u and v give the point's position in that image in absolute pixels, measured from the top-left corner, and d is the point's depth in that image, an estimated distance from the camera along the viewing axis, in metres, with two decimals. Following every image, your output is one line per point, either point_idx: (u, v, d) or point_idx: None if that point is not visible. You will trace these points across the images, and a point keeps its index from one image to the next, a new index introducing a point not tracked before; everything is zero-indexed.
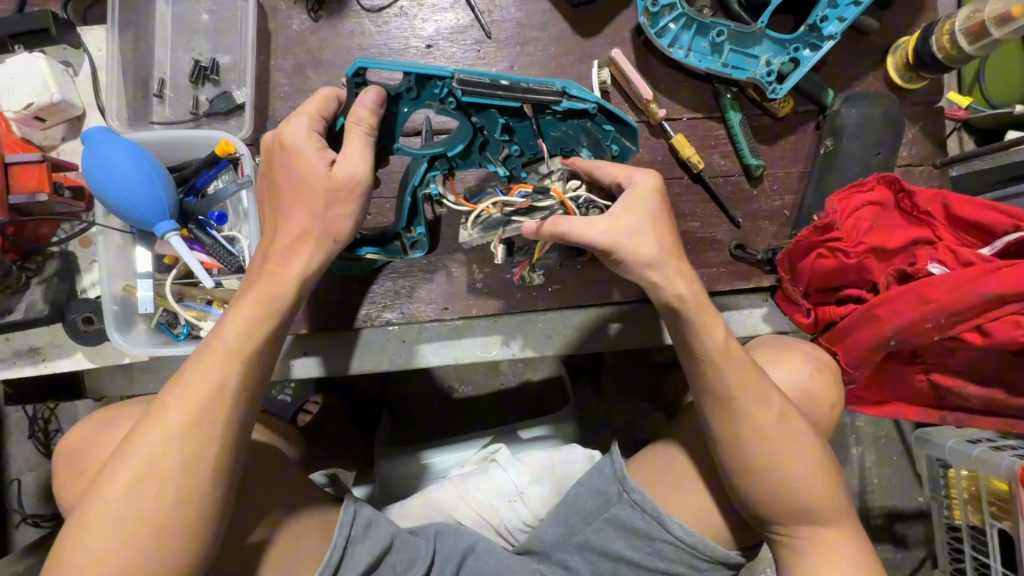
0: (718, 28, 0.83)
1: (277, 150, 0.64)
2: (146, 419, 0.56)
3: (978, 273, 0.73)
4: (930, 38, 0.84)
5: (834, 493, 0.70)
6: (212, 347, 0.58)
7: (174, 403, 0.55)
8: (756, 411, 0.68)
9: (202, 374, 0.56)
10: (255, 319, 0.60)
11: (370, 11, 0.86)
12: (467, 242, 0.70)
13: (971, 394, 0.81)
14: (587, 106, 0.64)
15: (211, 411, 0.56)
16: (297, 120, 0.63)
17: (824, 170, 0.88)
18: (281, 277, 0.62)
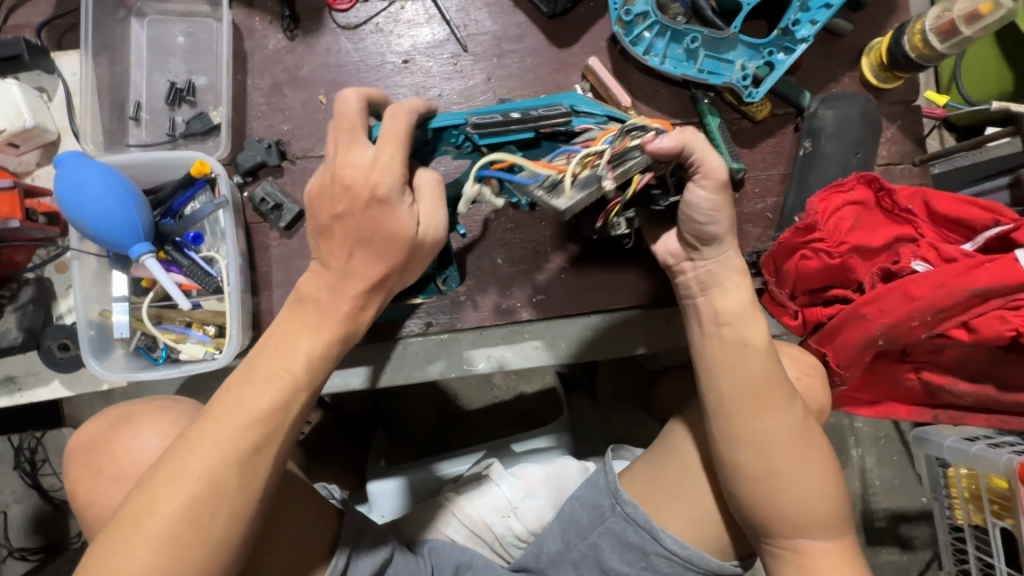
0: (692, 34, 0.83)
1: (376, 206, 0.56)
2: (210, 433, 0.53)
3: (962, 270, 0.73)
4: (902, 38, 0.85)
5: (842, 511, 0.68)
6: (279, 376, 0.56)
7: (233, 425, 0.54)
8: (785, 409, 0.67)
9: (265, 398, 0.55)
10: (322, 349, 0.58)
11: (346, 29, 0.86)
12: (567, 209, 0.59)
13: (961, 391, 0.80)
14: (598, 120, 0.61)
15: (274, 437, 0.55)
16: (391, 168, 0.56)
17: (804, 172, 0.88)
18: (345, 315, 0.59)
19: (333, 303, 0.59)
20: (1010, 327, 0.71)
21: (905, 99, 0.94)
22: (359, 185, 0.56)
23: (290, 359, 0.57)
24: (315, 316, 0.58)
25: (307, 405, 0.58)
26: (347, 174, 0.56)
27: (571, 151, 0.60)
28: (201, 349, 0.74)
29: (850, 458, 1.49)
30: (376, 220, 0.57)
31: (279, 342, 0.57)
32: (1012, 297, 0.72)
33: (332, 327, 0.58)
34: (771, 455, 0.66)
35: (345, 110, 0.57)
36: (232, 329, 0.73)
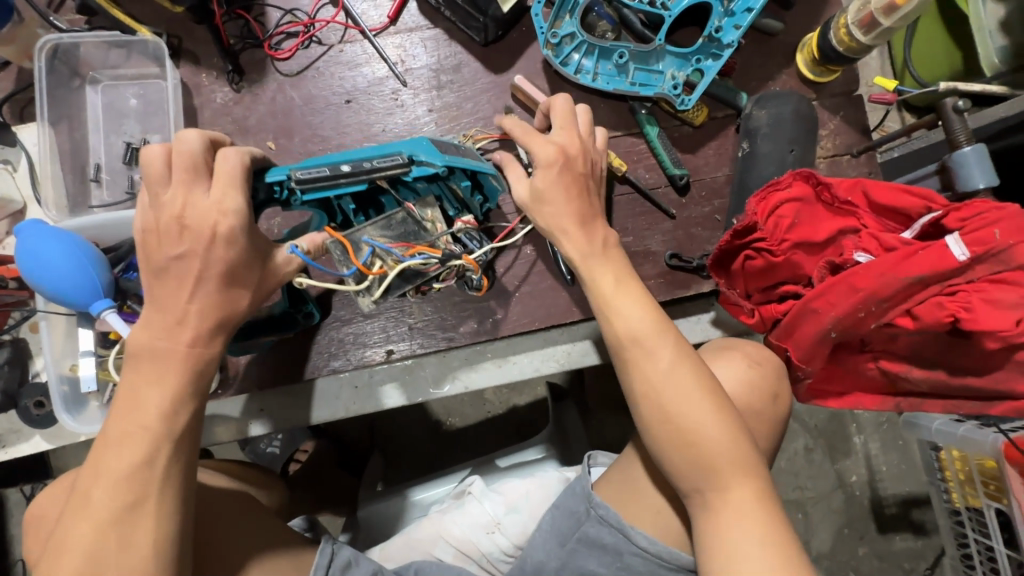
0: (619, 50, 0.86)
1: (210, 244, 0.60)
2: (78, 508, 0.57)
3: (897, 260, 0.73)
4: (828, 34, 0.86)
5: (736, 463, 0.65)
6: (135, 436, 0.58)
7: (104, 492, 0.56)
8: (646, 360, 0.67)
9: (128, 457, 0.57)
10: (170, 398, 0.59)
11: (290, 77, 0.90)
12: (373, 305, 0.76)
13: (916, 377, 0.80)
14: (436, 169, 0.70)
15: (141, 496, 0.57)
16: (207, 203, 0.60)
17: (746, 172, 0.89)
18: (180, 356, 0.60)
19: (170, 349, 0.60)
20: (948, 313, 0.71)
21: (845, 90, 0.95)
22: (203, 224, 0.60)
23: (143, 414, 0.58)
24: (153, 369, 0.60)
25: (176, 455, 0.59)
26: (188, 214, 0.60)
27: (390, 251, 0.71)
28: None
29: (851, 447, 1.47)
30: (217, 256, 0.60)
31: (127, 402, 0.59)
32: (948, 282, 0.72)
33: (173, 376, 0.60)
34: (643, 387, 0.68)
35: (173, 160, 0.61)
36: None
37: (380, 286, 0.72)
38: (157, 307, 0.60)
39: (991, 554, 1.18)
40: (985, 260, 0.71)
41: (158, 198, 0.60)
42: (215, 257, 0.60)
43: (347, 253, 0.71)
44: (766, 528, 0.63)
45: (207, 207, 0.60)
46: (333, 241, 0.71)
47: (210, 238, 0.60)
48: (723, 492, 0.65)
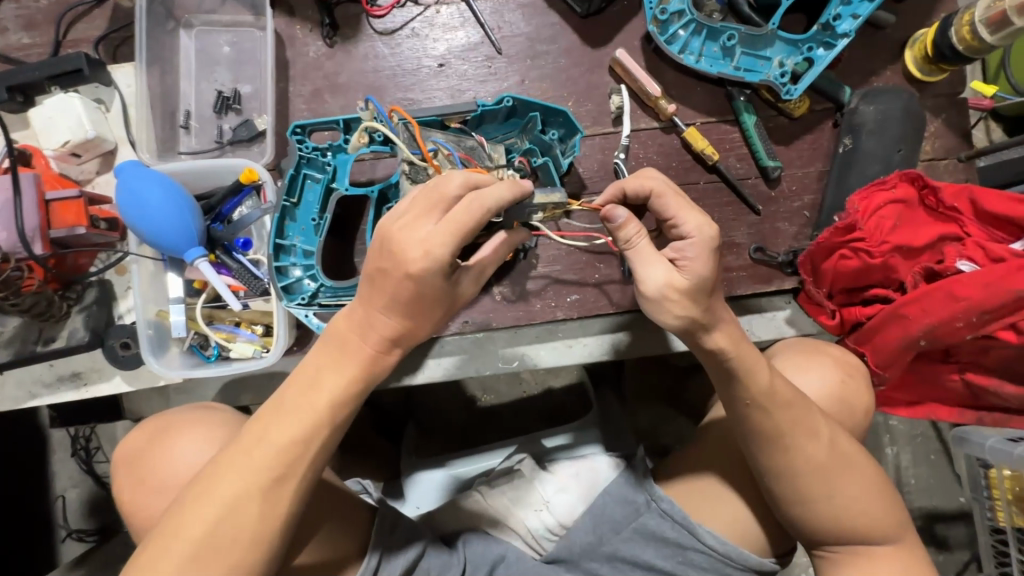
0: (729, 31, 0.83)
1: (390, 275, 0.57)
2: (210, 477, 0.57)
3: (1010, 270, 0.71)
4: (949, 30, 0.83)
5: (892, 520, 0.69)
6: (299, 414, 0.59)
7: (258, 456, 0.57)
8: (802, 444, 0.67)
9: (283, 433, 0.58)
10: (343, 390, 0.60)
11: (383, 35, 0.88)
12: None
13: (1007, 393, 0.78)
14: (504, 100, 0.80)
15: (283, 476, 0.57)
16: (421, 230, 0.56)
17: (844, 169, 0.86)
18: (358, 362, 0.61)
19: (359, 347, 0.61)
20: None
21: (950, 92, 0.91)
22: (412, 254, 0.56)
23: (315, 396, 0.59)
24: (340, 357, 0.61)
25: (330, 439, 0.60)
26: (408, 246, 0.56)
27: (450, 151, 0.74)
28: (250, 347, 0.79)
29: (884, 456, 1.45)
30: (403, 285, 0.57)
31: (301, 387, 0.60)
32: None
33: (350, 371, 0.60)
34: (800, 478, 0.67)
35: (426, 194, 0.57)
36: (280, 329, 0.79)
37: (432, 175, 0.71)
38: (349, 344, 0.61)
39: None
40: None
41: (453, 211, 0.56)
42: (391, 284, 0.58)
43: (413, 137, 0.74)
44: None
45: (407, 250, 0.56)
46: (404, 126, 0.75)
47: (401, 269, 0.57)
48: (875, 544, 0.69)
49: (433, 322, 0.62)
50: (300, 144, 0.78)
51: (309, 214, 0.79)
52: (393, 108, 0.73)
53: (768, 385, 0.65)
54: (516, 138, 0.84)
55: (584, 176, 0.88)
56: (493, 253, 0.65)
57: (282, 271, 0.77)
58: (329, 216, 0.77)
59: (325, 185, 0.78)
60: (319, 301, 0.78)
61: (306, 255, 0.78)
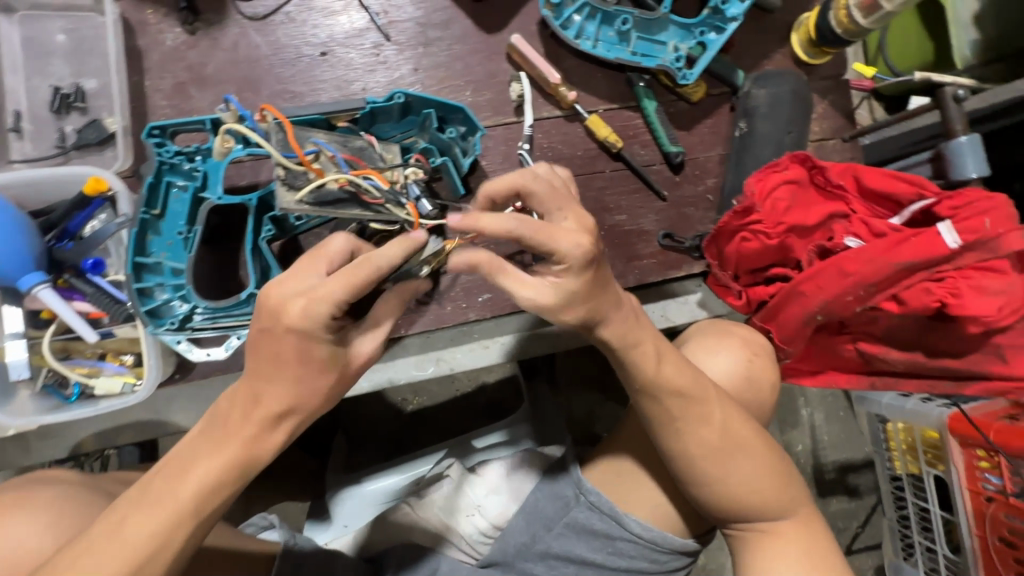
0: (623, 16, 0.81)
1: (280, 338, 0.50)
2: (100, 535, 0.51)
3: (890, 245, 0.73)
4: (828, 14, 0.85)
5: (791, 498, 0.72)
6: (205, 464, 0.52)
7: (151, 515, 0.51)
8: (695, 428, 0.68)
9: (185, 487, 0.52)
10: (253, 441, 0.53)
11: (254, 20, 0.79)
12: (287, 205, 0.59)
13: (894, 359, 0.82)
14: (392, 97, 0.73)
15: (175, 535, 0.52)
16: (299, 297, 0.49)
17: (741, 153, 0.88)
18: (270, 408, 0.53)
19: (276, 397, 0.53)
20: (935, 299, 0.72)
21: (835, 74, 0.95)
22: (302, 324, 0.49)
23: (226, 451, 0.53)
24: (248, 413, 0.53)
25: (233, 493, 0.54)
26: (294, 309, 0.49)
27: (336, 155, 0.65)
28: (116, 381, 0.70)
29: (799, 418, 1.55)
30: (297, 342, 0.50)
31: (214, 432, 0.53)
32: (937, 268, 0.73)
33: (228, 453, 0.53)
34: (694, 466, 0.68)
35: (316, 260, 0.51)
36: (150, 360, 0.70)
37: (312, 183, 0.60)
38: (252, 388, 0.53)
39: (926, 516, 1.26)
40: (975, 249, 0.70)
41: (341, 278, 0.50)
42: (289, 352, 0.51)
43: (288, 139, 0.63)
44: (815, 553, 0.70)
45: (293, 307, 0.48)
46: (277, 124, 0.64)
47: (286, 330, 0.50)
48: (774, 523, 0.72)
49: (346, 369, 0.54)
50: (159, 148, 0.68)
51: (176, 226, 0.70)
52: (264, 105, 0.63)
53: (654, 373, 0.65)
54: (416, 136, 0.78)
55: (488, 170, 0.84)
56: (387, 307, 0.55)
57: (146, 293, 0.68)
58: (197, 230, 0.68)
59: (194, 194, 0.69)
60: (192, 325, 0.69)
61: (176, 273, 0.69)
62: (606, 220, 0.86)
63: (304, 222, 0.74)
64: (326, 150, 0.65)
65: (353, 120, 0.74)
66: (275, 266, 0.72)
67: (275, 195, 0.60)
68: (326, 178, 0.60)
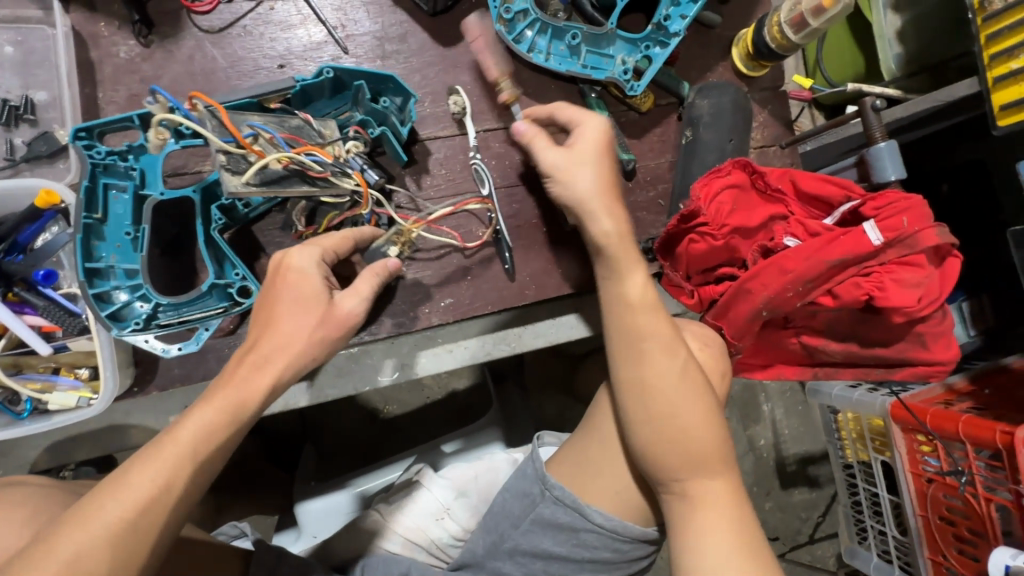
0: (572, 31, 0.85)
1: (282, 283, 0.64)
2: (120, 473, 0.51)
3: (822, 244, 0.79)
4: (763, 30, 0.91)
5: (718, 466, 0.71)
6: (236, 386, 0.58)
7: (175, 443, 0.53)
8: (655, 357, 0.72)
9: (208, 415, 0.55)
10: (272, 372, 0.60)
11: (210, 34, 0.80)
12: (237, 189, 0.63)
13: (832, 350, 0.88)
14: (318, 73, 0.72)
15: (189, 460, 0.53)
16: (309, 250, 0.66)
17: (687, 159, 0.93)
18: (292, 345, 0.61)
19: (300, 332, 0.62)
20: (864, 292, 0.78)
21: (773, 85, 1.01)
22: (305, 273, 0.65)
23: (260, 377, 0.59)
24: (269, 351, 0.61)
25: (249, 422, 0.58)
26: (294, 260, 0.65)
27: (273, 134, 0.67)
28: (71, 397, 0.69)
29: (760, 412, 1.61)
30: (301, 284, 0.64)
31: (246, 364, 0.60)
32: (865, 264, 0.78)
33: (223, 401, 0.56)
34: (648, 395, 0.72)
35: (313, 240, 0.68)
36: (107, 371, 0.68)
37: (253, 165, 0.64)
38: (277, 322, 0.62)
39: (876, 500, 1.33)
40: (896, 245, 0.77)
41: (328, 251, 0.68)
42: (291, 291, 0.64)
43: (223, 124, 0.65)
44: (745, 525, 0.70)
45: (299, 254, 0.66)
46: (208, 109, 0.66)
47: (292, 278, 0.64)
48: (710, 496, 0.71)
49: (354, 302, 0.67)
50: (89, 149, 0.66)
51: (122, 228, 0.68)
52: (194, 94, 0.65)
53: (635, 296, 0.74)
54: (346, 111, 0.77)
55: (448, 180, 0.87)
56: (367, 277, 0.69)
57: (103, 297, 0.66)
58: (147, 227, 0.67)
59: (134, 193, 0.68)
60: (158, 322, 0.69)
61: (130, 275, 0.68)
62: (563, 224, 0.90)
63: (253, 208, 0.75)
64: (260, 128, 0.68)
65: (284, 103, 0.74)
66: (232, 254, 0.72)
67: (223, 182, 0.63)
68: (267, 158, 0.63)
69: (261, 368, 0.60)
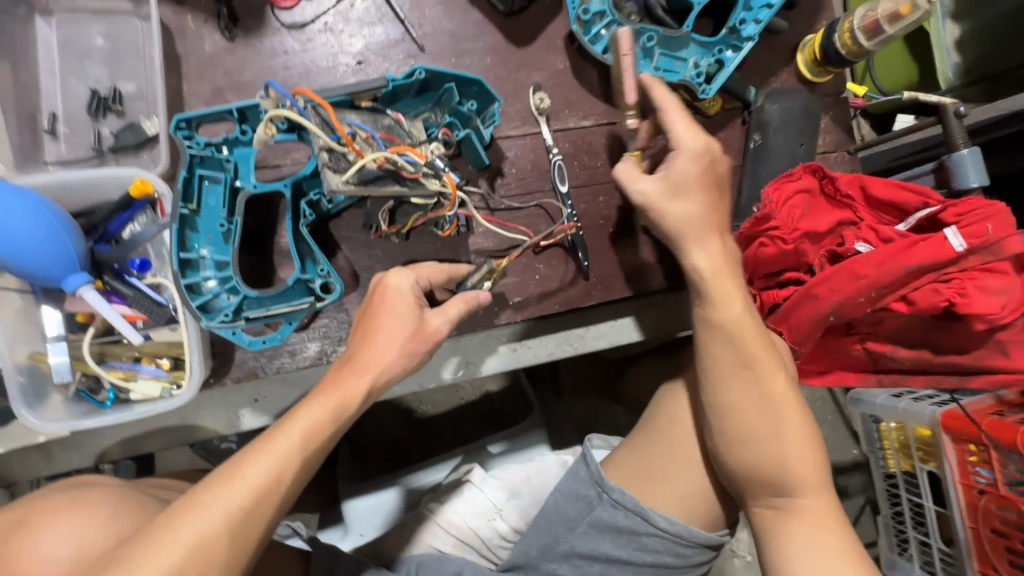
0: (648, 33, 0.84)
1: (379, 303, 0.68)
2: (237, 462, 0.57)
3: (899, 249, 0.79)
4: (834, 36, 0.91)
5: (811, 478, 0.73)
6: (339, 391, 0.63)
7: (285, 439, 0.59)
8: (750, 376, 0.73)
9: (314, 415, 0.61)
10: (367, 377, 0.64)
11: (292, 29, 0.80)
12: (338, 186, 0.65)
13: (901, 357, 0.87)
14: (411, 74, 0.73)
15: (295, 454, 0.58)
16: (402, 275, 0.69)
17: (755, 164, 0.93)
18: (385, 353, 0.66)
19: (395, 342, 0.66)
20: (943, 298, 0.77)
21: (835, 92, 1.01)
22: (401, 295, 0.68)
23: (356, 382, 0.64)
24: (367, 359, 0.65)
25: (347, 423, 0.63)
26: (391, 282, 0.69)
27: (371, 134, 0.68)
28: (155, 386, 0.69)
29: None
30: (399, 301, 0.68)
31: (344, 369, 0.65)
32: (943, 270, 0.78)
33: (329, 398, 0.62)
34: (744, 413, 0.73)
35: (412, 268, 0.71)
36: (193, 362, 0.68)
37: (356, 166, 0.65)
38: (373, 336, 0.66)
39: (919, 512, 1.32)
40: (977, 252, 0.77)
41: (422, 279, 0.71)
42: (388, 310, 0.67)
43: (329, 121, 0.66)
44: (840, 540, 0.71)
45: (397, 279, 0.69)
46: (312, 106, 0.66)
47: (387, 299, 0.68)
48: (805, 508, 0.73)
49: (442, 320, 0.69)
50: (188, 141, 0.66)
51: (215, 220, 0.68)
52: (300, 89, 0.64)
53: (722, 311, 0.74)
54: (430, 112, 0.79)
55: (519, 180, 0.87)
56: (456, 301, 0.70)
57: (193, 288, 0.67)
58: (239, 221, 0.67)
59: (228, 185, 0.68)
60: (245, 315, 0.68)
61: (220, 267, 0.68)
62: (630, 226, 0.90)
63: (336, 205, 0.75)
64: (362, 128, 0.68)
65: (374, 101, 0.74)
66: (316, 251, 0.71)
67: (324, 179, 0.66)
68: (368, 158, 0.64)
69: (358, 371, 0.65)
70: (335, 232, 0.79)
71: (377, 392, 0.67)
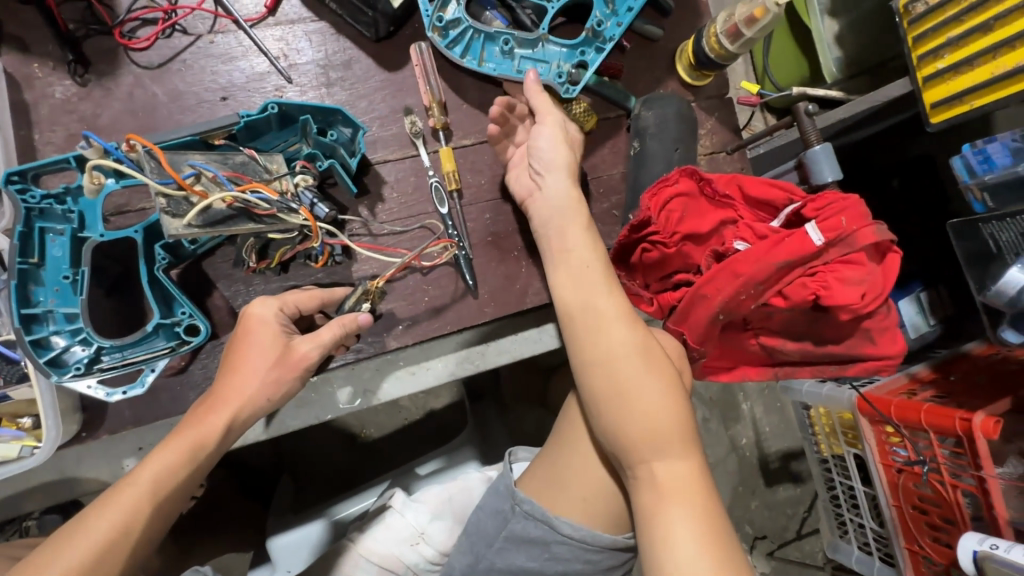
0: (504, 36, 0.87)
1: (243, 336, 0.67)
2: (81, 520, 0.56)
3: (769, 246, 0.80)
4: (702, 41, 0.94)
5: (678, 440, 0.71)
6: (194, 431, 0.62)
7: (132, 489, 0.57)
8: (610, 335, 0.75)
9: (166, 460, 0.60)
10: (224, 413, 0.64)
11: (150, 70, 0.80)
12: (177, 231, 0.64)
13: (789, 349, 0.89)
14: (261, 109, 0.73)
15: (143, 502, 0.57)
16: (266, 305, 0.69)
17: (636, 170, 0.94)
18: (247, 387, 0.65)
19: (255, 375, 0.66)
20: (811, 291, 0.79)
21: (718, 93, 1.03)
22: (265, 325, 0.67)
23: (211, 420, 0.63)
24: (227, 395, 0.65)
25: (206, 463, 0.62)
26: (256, 311, 0.68)
27: (214, 173, 0.67)
28: (13, 446, 0.68)
29: (739, 412, 1.62)
30: (261, 333, 0.67)
31: (201, 408, 0.64)
32: (809, 264, 0.80)
33: (182, 440, 0.61)
34: (611, 371, 0.73)
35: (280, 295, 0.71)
36: (48, 420, 0.68)
37: (195, 207, 0.64)
38: (235, 372, 0.65)
39: (853, 495, 1.33)
40: (837, 244, 0.79)
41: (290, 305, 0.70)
42: (251, 342, 0.67)
43: (162, 166, 0.65)
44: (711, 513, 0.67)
45: (263, 309, 0.69)
46: (147, 152, 0.65)
47: (251, 332, 0.67)
48: (677, 477, 0.69)
49: (309, 349, 0.68)
50: (22, 195, 0.65)
51: (61, 271, 0.67)
52: (130, 137, 0.64)
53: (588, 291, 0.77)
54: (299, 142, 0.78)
55: (401, 203, 0.87)
56: (329, 328, 0.70)
57: (41, 343, 0.65)
58: (86, 269, 0.67)
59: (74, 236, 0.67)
60: (99, 366, 0.67)
61: (70, 318, 0.67)
62: (518, 240, 0.90)
63: (200, 244, 0.75)
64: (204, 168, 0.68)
65: (227, 139, 0.74)
66: (178, 293, 0.71)
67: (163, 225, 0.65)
68: (210, 198, 0.64)
69: (217, 408, 0.64)
70: (209, 271, 0.78)
71: (241, 427, 0.66)
